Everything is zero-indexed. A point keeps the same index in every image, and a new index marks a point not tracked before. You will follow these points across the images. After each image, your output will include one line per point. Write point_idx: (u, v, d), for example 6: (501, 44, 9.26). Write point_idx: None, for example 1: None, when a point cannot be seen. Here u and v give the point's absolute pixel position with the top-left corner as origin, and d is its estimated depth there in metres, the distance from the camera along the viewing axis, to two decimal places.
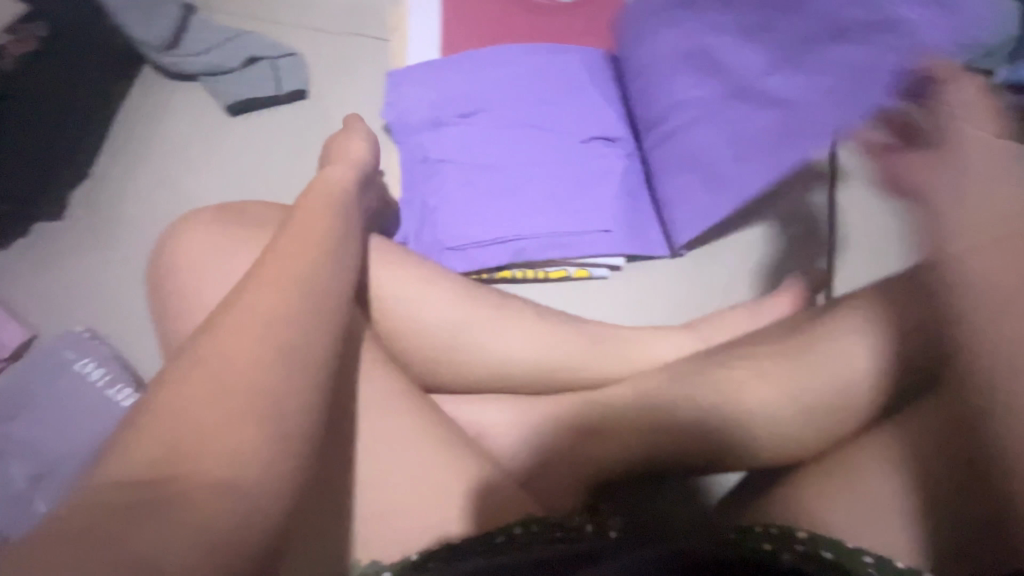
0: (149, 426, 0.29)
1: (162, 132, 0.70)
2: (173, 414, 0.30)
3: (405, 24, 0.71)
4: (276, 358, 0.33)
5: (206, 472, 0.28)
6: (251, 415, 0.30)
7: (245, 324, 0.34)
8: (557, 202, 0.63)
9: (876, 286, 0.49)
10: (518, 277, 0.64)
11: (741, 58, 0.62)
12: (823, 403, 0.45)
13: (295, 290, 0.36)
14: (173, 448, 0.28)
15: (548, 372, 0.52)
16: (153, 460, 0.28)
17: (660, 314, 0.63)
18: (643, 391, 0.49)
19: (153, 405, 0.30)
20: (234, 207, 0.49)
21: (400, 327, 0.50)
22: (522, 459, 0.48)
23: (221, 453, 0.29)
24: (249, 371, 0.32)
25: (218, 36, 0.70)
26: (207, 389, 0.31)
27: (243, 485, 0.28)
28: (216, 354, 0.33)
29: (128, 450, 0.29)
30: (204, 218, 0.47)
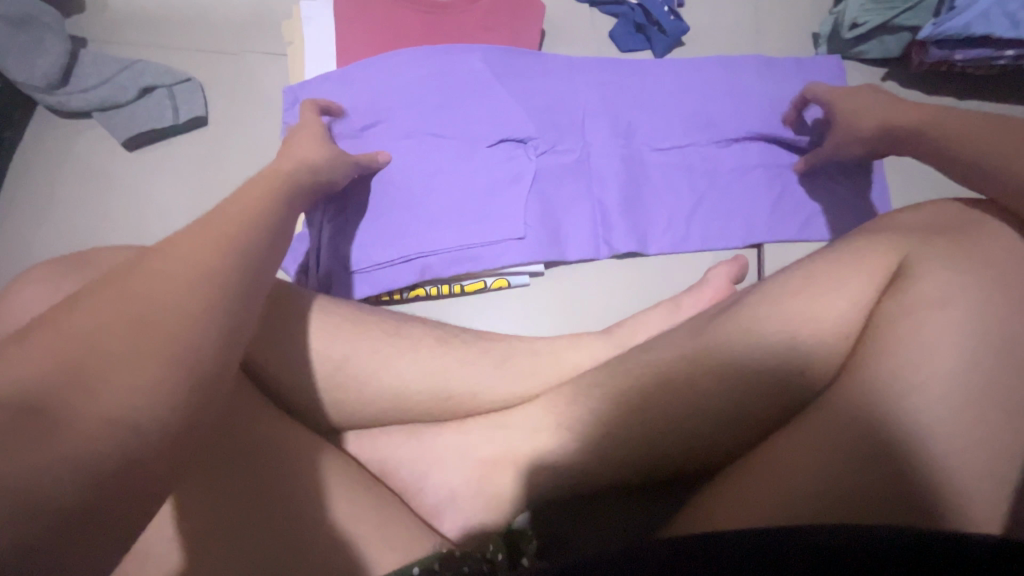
0: (44, 341, 0.26)
1: (59, 176, 0.67)
2: (70, 334, 0.27)
3: (298, 37, 0.69)
4: (198, 313, 0.29)
5: (105, 397, 0.25)
6: (162, 356, 0.27)
7: (144, 269, 0.30)
8: (467, 215, 0.61)
9: (774, 283, 0.49)
10: (432, 293, 0.62)
11: (647, 81, 0.68)
12: (730, 400, 0.45)
13: (200, 274, 0.31)
14: (79, 357, 0.26)
15: (449, 395, 0.50)
16: (49, 376, 0.25)
17: (582, 318, 0.62)
18: (547, 406, 0.48)
19: (36, 335, 0.27)
20: (103, 254, 0.47)
21: (284, 364, 0.47)
22: (428, 486, 0.47)
23: (125, 384, 0.26)
24: (132, 316, 0.28)
25: (108, 69, 0.67)
26: (110, 315, 0.27)
27: (138, 420, 0.26)
28: (131, 280, 0.29)
29: (35, 344, 0.26)
30: (62, 272, 0.45)
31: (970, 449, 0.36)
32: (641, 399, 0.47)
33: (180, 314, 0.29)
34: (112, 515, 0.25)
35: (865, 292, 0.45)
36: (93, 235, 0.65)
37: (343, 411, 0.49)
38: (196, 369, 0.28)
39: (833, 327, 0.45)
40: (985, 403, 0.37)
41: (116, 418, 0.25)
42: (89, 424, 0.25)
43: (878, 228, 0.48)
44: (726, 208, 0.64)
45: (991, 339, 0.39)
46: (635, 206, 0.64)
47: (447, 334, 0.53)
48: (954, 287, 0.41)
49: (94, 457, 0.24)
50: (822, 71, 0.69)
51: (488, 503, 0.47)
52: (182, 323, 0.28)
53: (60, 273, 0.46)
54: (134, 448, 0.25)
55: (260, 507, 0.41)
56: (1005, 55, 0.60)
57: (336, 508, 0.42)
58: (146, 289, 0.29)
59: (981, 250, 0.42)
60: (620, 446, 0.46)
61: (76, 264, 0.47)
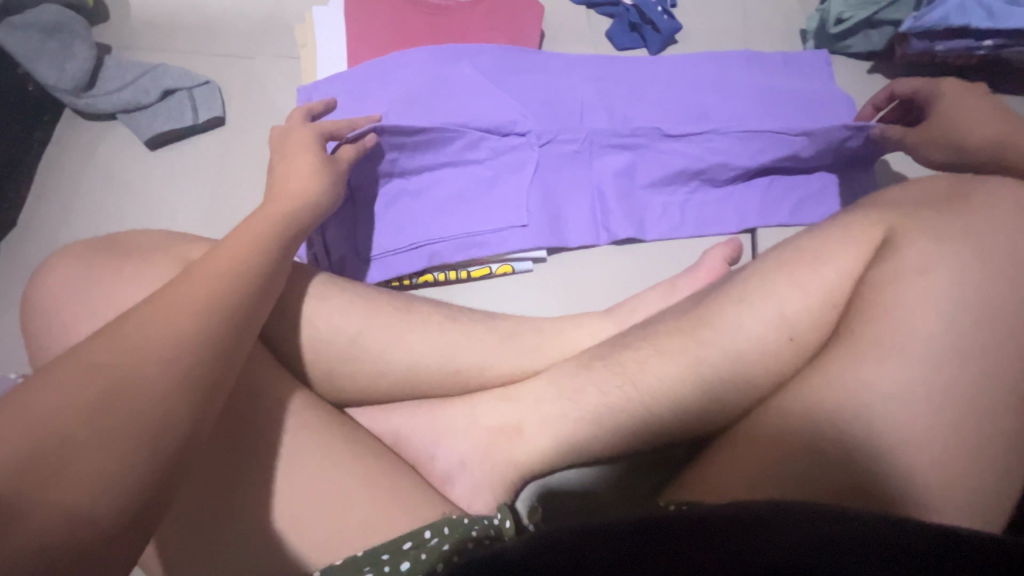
0: (43, 399, 0.30)
1: (83, 173, 0.71)
2: (62, 399, 0.30)
3: (311, 40, 0.73)
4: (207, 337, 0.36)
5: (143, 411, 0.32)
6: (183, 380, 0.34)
7: (126, 330, 0.34)
8: (471, 203, 0.64)
9: (765, 262, 0.51)
10: (439, 279, 0.66)
11: (642, 77, 0.71)
12: (726, 369, 0.48)
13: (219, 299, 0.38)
14: (117, 380, 0.32)
15: (457, 373, 0.52)
16: (47, 440, 0.29)
17: (583, 301, 0.65)
18: (555, 382, 0.51)
19: (75, 361, 0.32)
20: (135, 240, 0.51)
21: (302, 344, 0.50)
22: (439, 458, 0.50)
23: (156, 400, 0.32)
24: (121, 372, 0.32)
25: (132, 73, 0.71)
26: (92, 380, 0.31)
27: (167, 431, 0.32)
28: (110, 344, 0.33)
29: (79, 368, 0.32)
30: (98, 256, 0.49)
31: (937, 407, 0.39)
32: (640, 370, 0.49)
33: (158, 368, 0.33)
34: (122, 546, 0.30)
35: (852, 263, 0.47)
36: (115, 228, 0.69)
37: (356, 384, 0.52)
38: (174, 415, 0.33)
39: (820, 296, 0.47)
40: (950, 364, 0.40)
41: (113, 467, 0.30)
42: (91, 473, 0.29)
43: (865, 207, 0.51)
44: (720, 198, 0.67)
45: (959, 304, 0.42)
46: (631, 196, 0.67)
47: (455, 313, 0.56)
48: (935, 259, 0.44)
49: (99, 500, 0.29)
50: (810, 64, 0.72)
51: (494, 473, 0.49)
52: (162, 377, 0.33)
53: (91, 255, 0.49)
54: (131, 491, 0.30)
55: (284, 472, 0.44)
56: (983, 45, 0.63)
57: (350, 475, 0.44)
58: (133, 350, 0.33)
59: (961, 224, 0.45)
60: (622, 415, 0.48)
61: (107, 247, 0.50)
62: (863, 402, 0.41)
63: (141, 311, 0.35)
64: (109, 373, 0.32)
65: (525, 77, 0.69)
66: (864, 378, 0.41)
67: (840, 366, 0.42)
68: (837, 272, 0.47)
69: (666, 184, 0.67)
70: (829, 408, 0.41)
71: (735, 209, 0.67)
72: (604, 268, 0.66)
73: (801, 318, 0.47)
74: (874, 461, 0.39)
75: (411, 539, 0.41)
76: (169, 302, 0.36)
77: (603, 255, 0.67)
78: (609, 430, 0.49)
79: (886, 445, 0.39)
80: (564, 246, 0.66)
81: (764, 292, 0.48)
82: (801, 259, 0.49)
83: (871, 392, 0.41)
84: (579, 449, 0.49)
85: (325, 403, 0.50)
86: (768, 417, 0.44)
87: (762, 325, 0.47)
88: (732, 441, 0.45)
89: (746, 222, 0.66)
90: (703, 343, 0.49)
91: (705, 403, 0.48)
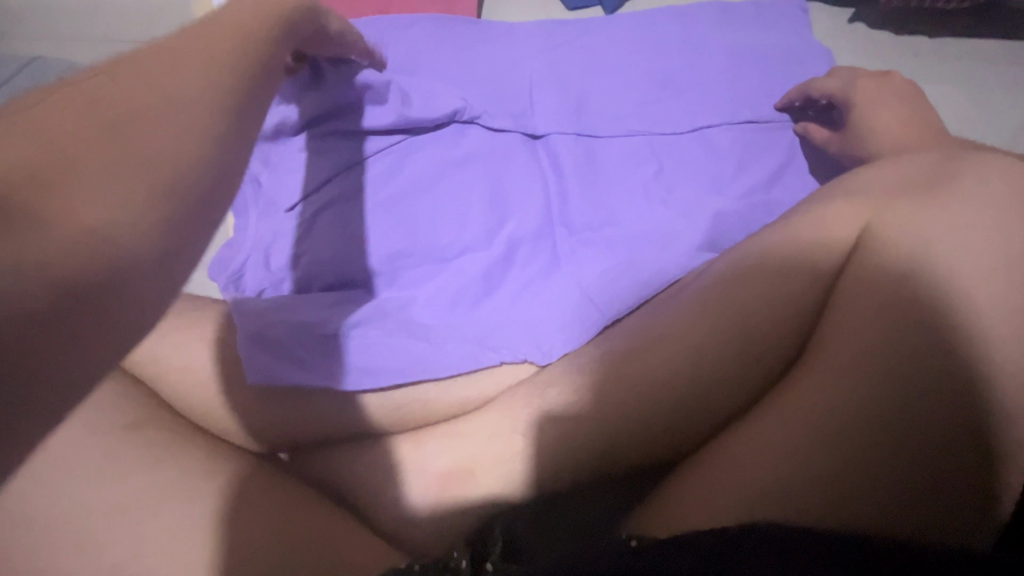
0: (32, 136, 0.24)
1: None
2: (63, 124, 0.25)
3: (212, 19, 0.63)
4: (131, 102, 0.27)
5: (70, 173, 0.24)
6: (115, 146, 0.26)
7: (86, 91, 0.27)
8: (410, 206, 0.56)
9: (730, 261, 0.47)
10: (387, 254, 0.55)
11: (600, 42, 0.63)
12: (692, 389, 0.43)
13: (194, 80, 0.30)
14: (108, 122, 0.26)
15: (396, 411, 0.49)
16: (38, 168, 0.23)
17: (570, 237, 0.56)
18: (506, 411, 0.47)
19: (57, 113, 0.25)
20: None
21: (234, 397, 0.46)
22: (382, 508, 0.45)
23: (76, 172, 0.24)
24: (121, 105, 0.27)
25: (6, 72, 0.61)
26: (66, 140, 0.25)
27: (123, 207, 0.25)
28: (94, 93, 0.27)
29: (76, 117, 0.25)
30: None
31: (930, 417, 0.35)
32: (593, 392, 0.45)
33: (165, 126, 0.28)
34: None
35: (827, 263, 0.43)
36: None
37: (294, 419, 0.48)
38: (183, 146, 0.28)
39: (789, 305, 0.43)
40: (942, 369, 0.35)
41: (123, 206, 0.25)
42: (98, 200, 0.24)
43: (835, 194, 0.45)
44: (697, 175, 0.58)
45: (944, 303, 0.36)
46: (592, 182, 0.58)
47: (411, 346, 0.50)
48: (922, 254, 0.38)
49: (96, 240, 0.24)
50: (782, 16, 0.65)
51: (443, 517, 0.44)
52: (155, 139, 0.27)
53: None
54: None
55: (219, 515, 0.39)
56: None
57: (264, 524, 0.40)
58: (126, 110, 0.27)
59: (957, 208, 0.39)
60: (583, 445, 0.44)
61: None
62: (849, 418, 0.36)
63: (78, 107, 0.26)
64: (82, 115, 0.26)
65: (464, 52, 0.60)
66: (834, 388, 0.37)
67: (832, 382, 0.38)
68: (811, 272, 0.43)
69: (630, 168, 0.59)
70: (820, 429, 0.37)
71: (717, 187, 0.58)
72: (602, 198, 0.58)
73: (772, 327, 0.43)
74: (874, 484, 0.35)
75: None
76: (154, 65, 0.29)
77: (591, 175, 0.59)
78: (568, 458, 0.44)
79: (863, 456, 0.35)
80: (534, 165, 0.58)
81: (730, 296, 0.44)
82: (772, 254, 0.44)
83: (855, 407, 0.36)
84: (530, 485, 0.44)
85: (238, 450, 0.44)
86: (729, 441, 0.40)
87: (730, 335, 0.43)
88: (706, 462, 0.41)
89: (733, 211, 0.56)
90: (664, 358, 0.44)
91: (673, 425, 0.44)
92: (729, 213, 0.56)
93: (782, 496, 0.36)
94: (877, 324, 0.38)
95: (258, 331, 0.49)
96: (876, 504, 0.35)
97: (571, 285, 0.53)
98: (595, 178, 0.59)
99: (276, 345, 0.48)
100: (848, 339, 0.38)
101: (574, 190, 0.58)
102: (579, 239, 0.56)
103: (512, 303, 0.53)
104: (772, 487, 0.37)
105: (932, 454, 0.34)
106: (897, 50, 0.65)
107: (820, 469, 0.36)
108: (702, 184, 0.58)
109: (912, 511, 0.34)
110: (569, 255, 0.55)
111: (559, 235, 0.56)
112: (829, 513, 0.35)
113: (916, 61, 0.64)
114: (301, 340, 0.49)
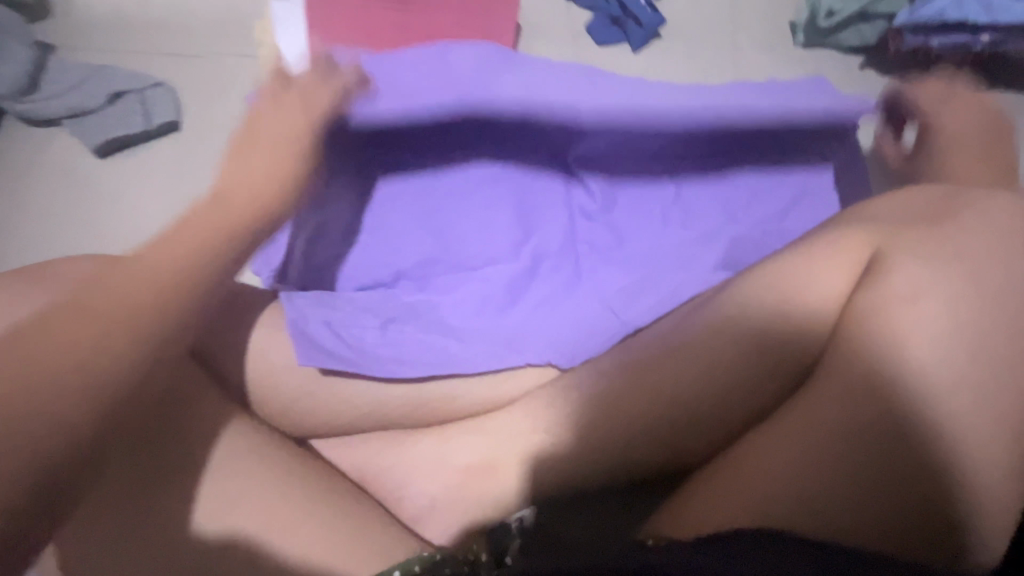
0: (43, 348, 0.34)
1: (20, 181, 0.66)
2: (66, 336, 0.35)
3: (269, 36, 0.68)
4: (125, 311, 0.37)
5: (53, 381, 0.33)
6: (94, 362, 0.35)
7: (102, 300, 0.37)
8: (441, 218, 0.60)
9: (738, 281, 0.50)
10: (420, 261, 0.58)
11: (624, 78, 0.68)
12: (707, 399, 0.45)
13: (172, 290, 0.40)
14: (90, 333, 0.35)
15: (423, 405, 0.51)
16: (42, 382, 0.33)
17: (592, 253, 0.59)
18: (528, 412, 0.48)
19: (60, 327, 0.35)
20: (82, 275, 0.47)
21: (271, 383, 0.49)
22: (408, 498, 0.47)
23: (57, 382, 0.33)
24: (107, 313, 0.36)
25: (79, 76, 0.66)
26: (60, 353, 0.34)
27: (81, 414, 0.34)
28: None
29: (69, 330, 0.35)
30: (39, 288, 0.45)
31: (934, 426, 0.37)
32: (614, 397, 0.47)
33: (75, 388, 0.33)
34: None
35: (839, 282, 0.44)
36: (54, 239, 0.64)
37: (321, 410, 0.49)
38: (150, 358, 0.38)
39: (805, 318, 0.44)
40: (951, 379, 0.37)
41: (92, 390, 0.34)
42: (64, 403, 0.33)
43: (848, 221, 0.48)
44: (715, 202, 0.62)
45: (956, 316, 0.38)
46: (612, 206, 0.62)
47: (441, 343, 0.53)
48: (930, 270, 0.40)
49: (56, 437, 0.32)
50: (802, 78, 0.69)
51: (465, 509, 0.46)
52: (80, 373, 0.34)
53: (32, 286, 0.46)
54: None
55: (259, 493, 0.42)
56: (980, 41, 0.62)
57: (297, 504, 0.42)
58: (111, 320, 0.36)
59: (960, 234, 0.42)
60: (603, 446, 0.46)
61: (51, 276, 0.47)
62: (856, 426, 0.38)
63: (81, 317, 0.36)
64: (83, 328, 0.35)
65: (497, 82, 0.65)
66: (842, 399, 0.39)
67: (842, 392, 0.39)
68: (825, 288, 0.44)
69: (650, 196, 0.63)
70: (830, 439, 0.39)
71: (733, 214, 0.61)
72: (623, 220, 0.61)
73: (786, 339, 0.44)
74: (878, 493, 0.37)
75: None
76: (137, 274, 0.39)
77: (613, 199, 0.63)
78: (587, 461, 0.46)
79: (867, 465, 0.38)
80: (559, 185, 0.62)
81: (746, 312, 0.47)
82: (781, 273, 0.47)
83: (862, 416, 0.38)
84: (549, 482, 0.46)
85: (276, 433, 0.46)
86: (741, 450, 0.42)
87: (747, 347, 0.45)
88: (717, 469, 0.43)
89: (747, 235, 0.60)
90: (678, 368, 0.47)
91: (687, 435, 0.46)
92: (744, 236, 0.59)
93: (791, 506, 0.38)
94: (891, 331, 0.39)
95: (303, 321, 0.50)
96: (877, 512, 0.37)
97: (593, 299, 0.56)
98: (617, 202, 0.62)
99: (320, 333, 0.50)
100: (861, 346, 0.39)
101: (597, 212, 0.61)
102: (600, 257, 0.59)
103: (535, 311, 0.56)
104: (782, 493, 0.39)
105: (933, 463, 0.37)
106: None
107: (828, 477, 0.38)
108: (718, 210, 0.62)
109: (924, 519, 0.37)
110: (589, 271, 0.58)
111: (582, 250, 0.60)
112: (835, 523, 0.38)
113: None
114: (340, 330, 0.51)
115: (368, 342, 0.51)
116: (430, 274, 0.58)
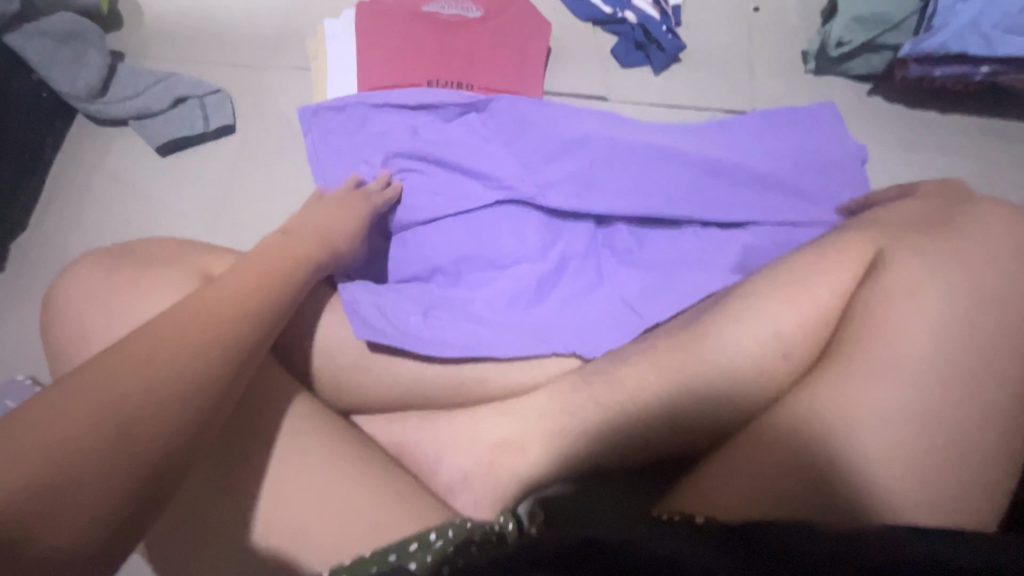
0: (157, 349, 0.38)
1: (95, 177, 0.72)
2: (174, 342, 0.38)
3: (322, 51, 0.75)
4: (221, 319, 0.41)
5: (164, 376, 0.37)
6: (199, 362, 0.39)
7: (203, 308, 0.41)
8: (475, 218, 0.64)
9: (751, 281, 0.54)
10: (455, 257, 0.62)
11: None
12: (723, 389, 0.49)
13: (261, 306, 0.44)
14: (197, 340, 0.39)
15: (459, 386, 0.54)
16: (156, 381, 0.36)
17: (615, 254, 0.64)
18: (555, 396, 0.52)
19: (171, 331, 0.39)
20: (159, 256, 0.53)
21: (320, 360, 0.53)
22: (442, 471, 0.51)
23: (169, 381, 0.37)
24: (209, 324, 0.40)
25: (144, 81, 0.72)
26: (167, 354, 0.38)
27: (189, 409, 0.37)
28: (28, 423, 0.33)
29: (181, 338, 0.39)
30: (123, 267, 0.51)
31: (927, 413, 0.41)
32: (635, 384, 0.51)
33: (183, 387, 0.37)
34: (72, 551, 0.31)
35: (842, 284, 0.49)
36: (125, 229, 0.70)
37: (364, 387, 0.54)
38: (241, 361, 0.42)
39: (812, 317, 0.49)
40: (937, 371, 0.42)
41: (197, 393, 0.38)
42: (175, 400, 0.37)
43: (854, 228, 0.52)
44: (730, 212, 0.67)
45: (944, 318, 0.43)
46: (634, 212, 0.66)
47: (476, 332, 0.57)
48: (924, 276, 0.45)
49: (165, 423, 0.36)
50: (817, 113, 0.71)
51: (495, 483, 0.49)
52: (188, 373, 0.38)
53: (117, 264, 0.52)
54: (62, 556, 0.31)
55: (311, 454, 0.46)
56: (980, 72, 0.66)
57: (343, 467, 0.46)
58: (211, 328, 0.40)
59: (955, 242, 0.47)
60: (625, 428, 0.49)
61: (132, 256, 0.53)
62: (861, 412, 0.42)
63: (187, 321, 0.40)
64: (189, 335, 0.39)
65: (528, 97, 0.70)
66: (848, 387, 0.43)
67: (849, 383, 0.43)
68: (828, 289, 0.49)
69: None
70: (838, 425, 0.42)
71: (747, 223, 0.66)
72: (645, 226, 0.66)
73: (796, 335, 0.49)
74: (884, 473, 0.40)
75: (377, 563, 0.40)
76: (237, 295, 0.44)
77: None
78: (610, 442, 0.50)
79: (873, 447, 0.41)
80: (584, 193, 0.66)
81: (760, 309, 0.50)
82: (791, 274, 0.51)
83: (866, 404, 0.42)
84: (573, 460, 0.50)
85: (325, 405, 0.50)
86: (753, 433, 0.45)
87: (762, 342, 0.49)
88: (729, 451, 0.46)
89: (761, 242, 0.64)
90: (696, 359, 0.50)
91: (704, 422, 0.49)
92: (758, 244, 0.64)
93: (800, 483, 0.41)
94: (888, 331, 0.44)
95: (355, 302, 0.55)
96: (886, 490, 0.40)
97: (614, 298, 0.60)
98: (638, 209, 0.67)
99: (370, 315, 0.54)
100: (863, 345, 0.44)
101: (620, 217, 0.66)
102: (622, 260, 0.63)
103: (562, 308, 0.60)
104: (793, 471, 0.42)
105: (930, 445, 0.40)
106: (908, 122, 0.75)
107: (835, 458, 0.41)
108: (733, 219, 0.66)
109: (929, 499, 0.39)
110: (611, 273, 0.62)
111: (605, 251, 0.64)
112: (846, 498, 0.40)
113: (923, 133, 0.74)
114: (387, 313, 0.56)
115: (409, 328, 0.55)
116: (464, 270, 0.62)
